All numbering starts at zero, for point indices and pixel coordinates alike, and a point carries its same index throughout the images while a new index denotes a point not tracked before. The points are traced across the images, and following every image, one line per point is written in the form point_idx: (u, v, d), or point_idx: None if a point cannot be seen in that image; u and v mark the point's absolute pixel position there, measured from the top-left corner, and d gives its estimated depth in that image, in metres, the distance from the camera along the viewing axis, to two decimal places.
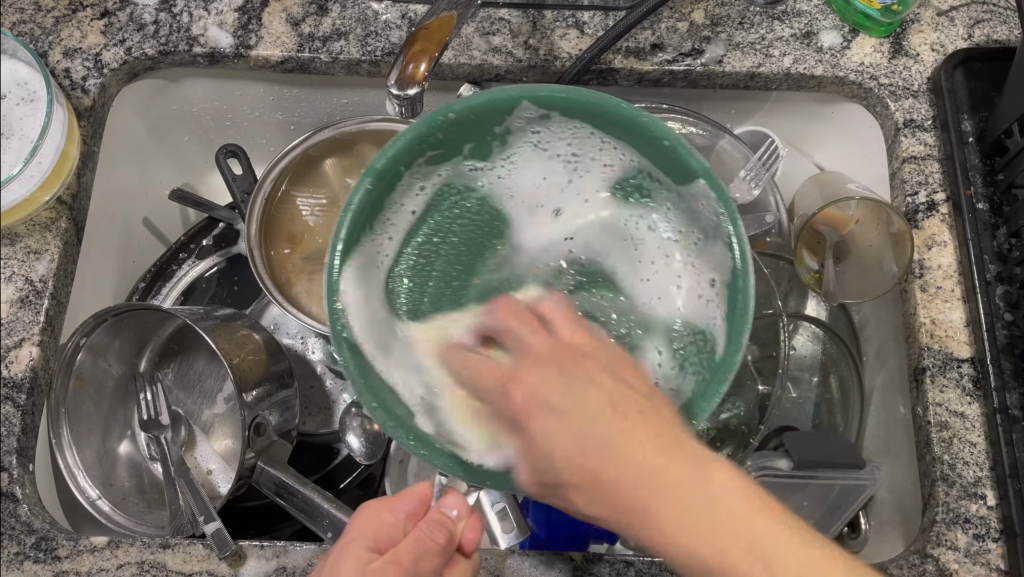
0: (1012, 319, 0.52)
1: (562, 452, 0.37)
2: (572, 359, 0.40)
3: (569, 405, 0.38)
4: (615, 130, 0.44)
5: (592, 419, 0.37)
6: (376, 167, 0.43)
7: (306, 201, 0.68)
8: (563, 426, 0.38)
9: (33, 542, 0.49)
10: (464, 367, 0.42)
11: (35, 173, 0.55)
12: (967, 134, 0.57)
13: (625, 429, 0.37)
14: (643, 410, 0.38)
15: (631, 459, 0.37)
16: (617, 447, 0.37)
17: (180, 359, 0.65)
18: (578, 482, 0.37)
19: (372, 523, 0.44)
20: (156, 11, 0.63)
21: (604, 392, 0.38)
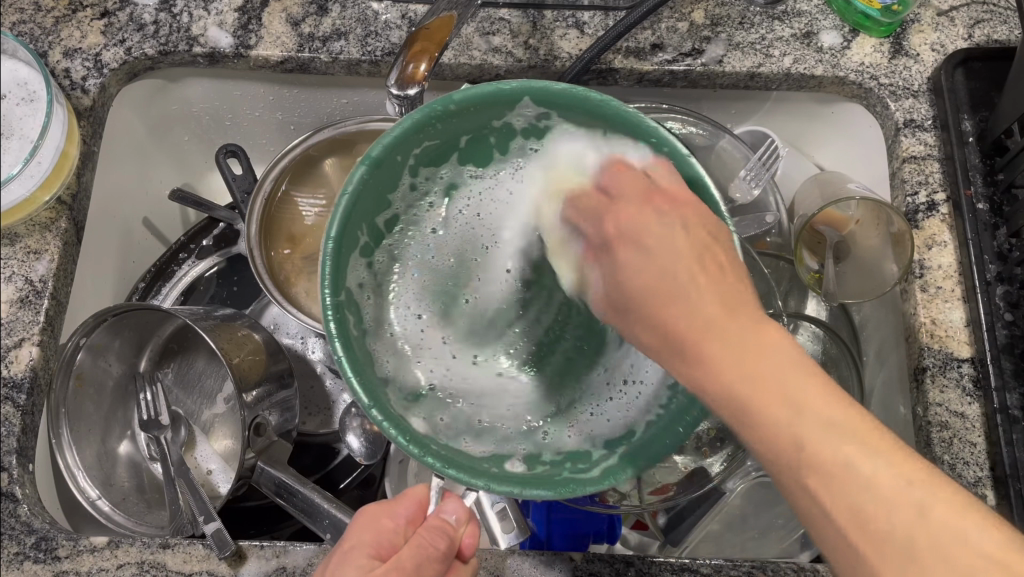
0: (1012, 319, 0.52)
1: (637, 280, 0.39)
2: (676, 203, 0.41)
3: (648, 270, 0.39)
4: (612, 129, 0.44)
5: (682, 267, 0.39)
6: (372, 156, 0.42)
7: (306, 202, 0.68)
8: (645, 268, 0.39)
9: (33, 542, 0.49)
10: (620, 189, 0.42)
11: (35, 174, 0.55)
12: (967, 134, 0.57)
13: (730, 344, 0.36)
14: (713, 253, 0.39)
15: (728, 340, 0.36)
16: (689, 284, 0.38)
17: (180, 359, 0.65)
18: (625, 298, 0.40)
19: (371, 529, 0.44)
20: (156, 11, 0.63)
21: (676, 243, 0.39)
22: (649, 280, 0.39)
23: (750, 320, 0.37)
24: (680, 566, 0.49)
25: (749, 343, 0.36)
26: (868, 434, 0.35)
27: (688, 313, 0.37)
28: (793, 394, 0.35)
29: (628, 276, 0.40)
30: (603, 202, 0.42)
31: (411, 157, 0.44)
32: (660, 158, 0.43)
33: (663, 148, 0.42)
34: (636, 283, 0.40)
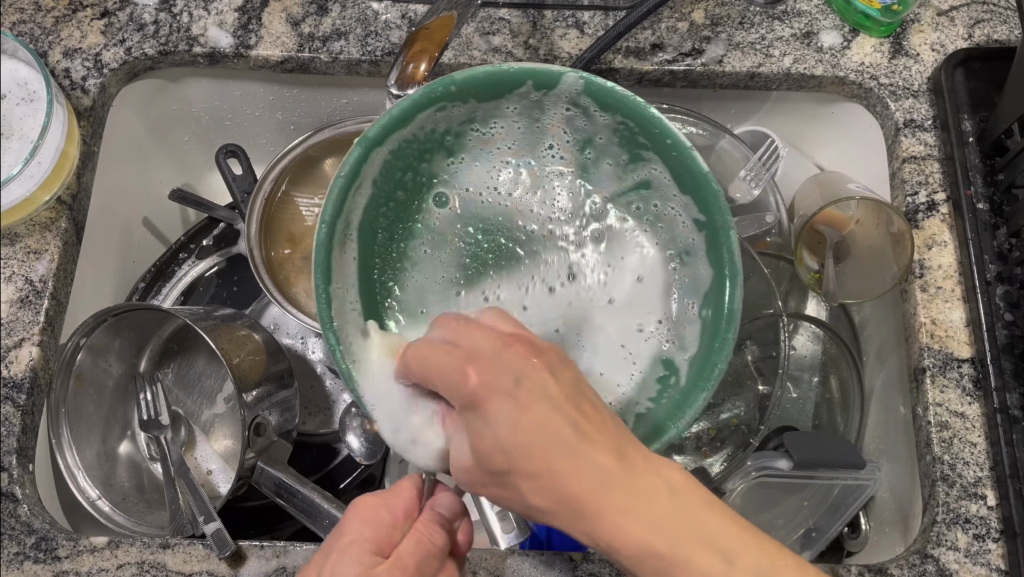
0: (1012, 319, 0.52)
1: (524, 461, 0.35)
2: (539, 350, 0.38)
3: (526, 418, 0.35)
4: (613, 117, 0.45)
5: (552, 411, 0.36)
6: (369, 136, 0.42)
7: (306, 202, 0.68)
8: (522, 424, 0.35)
9: (33, 542, 0.49)
10: (432, 364, 0.38)
11: (35, 174, 0.55)
12: (967, 134, 0.57)
13: (613, 510, 0.35)
14: (575, 395, 0.37)
15: (599, 485, 0.35)
16: (573, 447, 0.35)
17: (180, 360, 0.65)
18: (504, 460, 0.36)
19: (370, 524, 0.43)
20: (156, 11, 0.63)
21: (545, 386, 0.36)
22: (532, 438, 0.35)
23: (603, 455, 0.36)
24: None
25: (632, 499, 0.35)
26: (743, 538, 0.36)
27: (550, 473, 0.35)
28: (682, 506, 0.36)
29: (502, 430, 0.36)
30: (460, 356, 0.37)
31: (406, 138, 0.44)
32: (663, 146, 0.43)
33: (666, 138, 0.43)
34: (510, 442, 0.35)
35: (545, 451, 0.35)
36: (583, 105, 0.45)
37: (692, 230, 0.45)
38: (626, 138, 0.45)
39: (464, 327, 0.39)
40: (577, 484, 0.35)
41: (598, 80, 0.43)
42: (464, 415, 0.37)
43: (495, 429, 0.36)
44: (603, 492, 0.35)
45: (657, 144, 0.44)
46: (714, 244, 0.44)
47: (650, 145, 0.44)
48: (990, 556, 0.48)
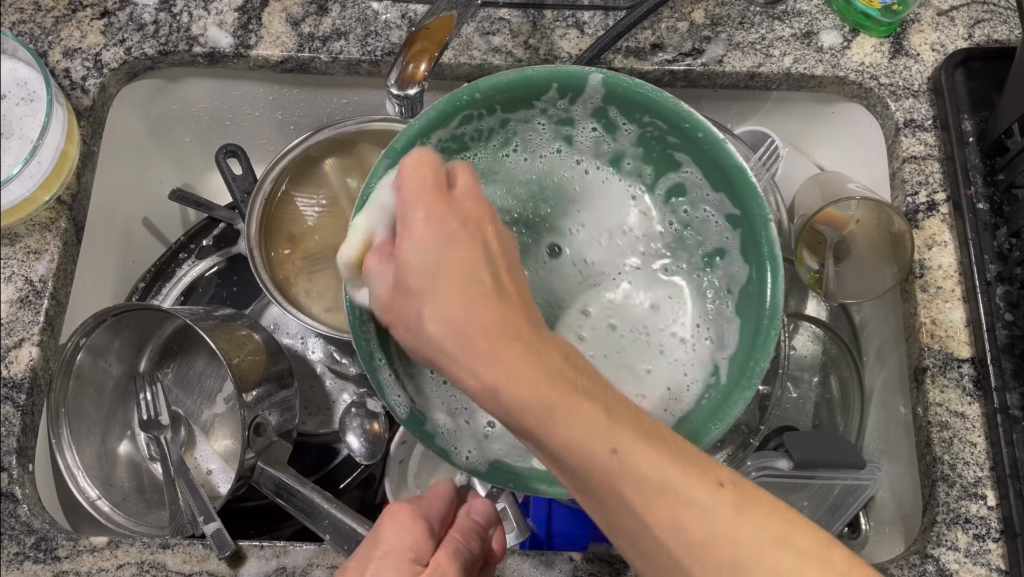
0: (1012, 319, 0.52)
1: (422, 253, 0.36)
2: (478, 227, 0.37)
3: (453, 259, 0.36)
4: (643, 117, 0.45)
5: (470, 244, 0.36)
6: (395, 148, 0.43)
7: (305, 202, 0.68)
8: (438, 254, 0.36)
9: (33, 542, 0.49)
10: (421, 184, 0.37)
11: (35, 173, 0.55)
12: (967, 134, 0.57)
13: (505, 358, 0.34)
14: (504, 277, 0.36)
15: (522, 350, 0.34)
16: (477, 304, 0.35)
17: (180, 360, 0.65)
18: (420, 283, 0.36)
19: (406, 530, 0.43)
20: (156, 11, 0.63)
21: (485, 247, 0.37)
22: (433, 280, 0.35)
23: (514, 318, 0.35)
24: None
25: (541, 365, 0.34)
26: (647, 427, 0.35)
27: (436, 307, 0.35)
28: (611, 437, 0.33)
29: (419, 250, 0.36)
30: (443, 198, 0.37)
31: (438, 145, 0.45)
32: (692, 147, 0.45)
33: (695, 134, 0.43)
34: (422, 265, 0.36)
35: (460, 274, 0.35)
36: (610, 106, 0.46)
37: (726, 229, 0.46)
38: (655, 138, 0.46)
39: (433, 176, 0.37)
40: (469, 323, 0.34)
41: (618, 76, 0.44)
42: (407, 220, 0.37)
43: (412, 246, 0.36)
44: (508, 343, 0.34)
45: (691, 140, 0.44)
46: (751, 240, 0.44)
47: (678, 141, 0.45)
48: (990, 556, 0.48)
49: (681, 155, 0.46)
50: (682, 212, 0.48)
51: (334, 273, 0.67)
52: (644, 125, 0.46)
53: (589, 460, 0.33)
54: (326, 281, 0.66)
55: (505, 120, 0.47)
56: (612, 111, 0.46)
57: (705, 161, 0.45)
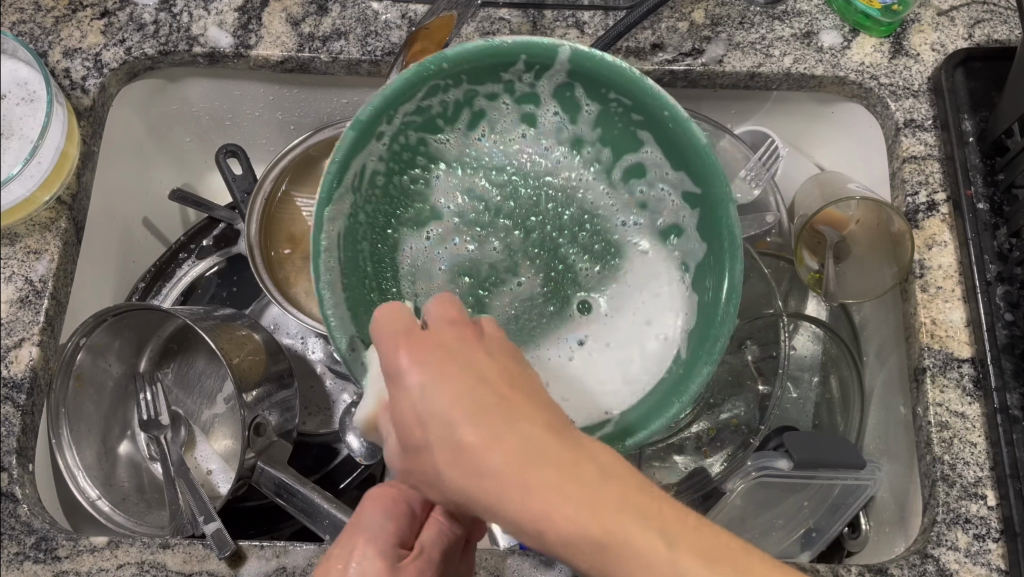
0: (1012, 319, 0.52)
1: (437, 408, 0.34)
2: (459, 358, 0.36)
3: (450, 369, 0.35)
4: (608, 92, 0.44)
5: (454, 376, 0.35)
6: (359, 119, 0.42)
7: (305, 202, 0.68)
8: (429, 379, 0.35)
9: (33, 542, 0.49)
10: (393, 337, 0.37)
11: (35, 174, 0.55)
12: (967, 134, 0.57)
13: (533, 483, 0.32)
14: (515, 383, 0.36)
15: (506, 427, 0.33)
16: (488, 427, 0.33)
17: (180, 359, 0.65)
18: (418, 417, 0.35)
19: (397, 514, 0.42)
20: (156, 11, 0.63)
21: (474, 364, 0.36)
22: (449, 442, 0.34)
23: (509, 418, 0.34)
24: None
25: (537, 459, 0.33)
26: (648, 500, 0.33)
27: (434, 411, 0.34)
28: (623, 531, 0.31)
29: (419, 406, 0.35)
30: (420, 339, 0.37)
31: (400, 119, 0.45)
32: (656, 124, 0.44)
33: (661, 109, 0.43)
34: (418, 416, 0.35)
35: (448, 427, 0.34)
36: (575, 80, 0.45)
37: (681, 207, 0.46)
38: (620, 113, 0.45)
39: (407, 333, 0.37)
40: (493, 444, 0.33)
41: (585, 49, 0.43)
42: (398, 390, 0.36)
43: (416, 402, 0.35)
44: (543, 469, 0.32)
45: (654, 117, 0.44)
46: (709, 216, 0.44)
47: (642, 116, 0.44)
48: (990, 556, 0.48)
49: (644, 132, 0.45)
50: (641, 191, 0.48)
51: None
52: (609, 100, 0.45)
53: (588, 550, 0.31)
54: None
55: (471, 93, 0.46)
56: (578, 89, 0.45)
57: (669, 136, 0.44)
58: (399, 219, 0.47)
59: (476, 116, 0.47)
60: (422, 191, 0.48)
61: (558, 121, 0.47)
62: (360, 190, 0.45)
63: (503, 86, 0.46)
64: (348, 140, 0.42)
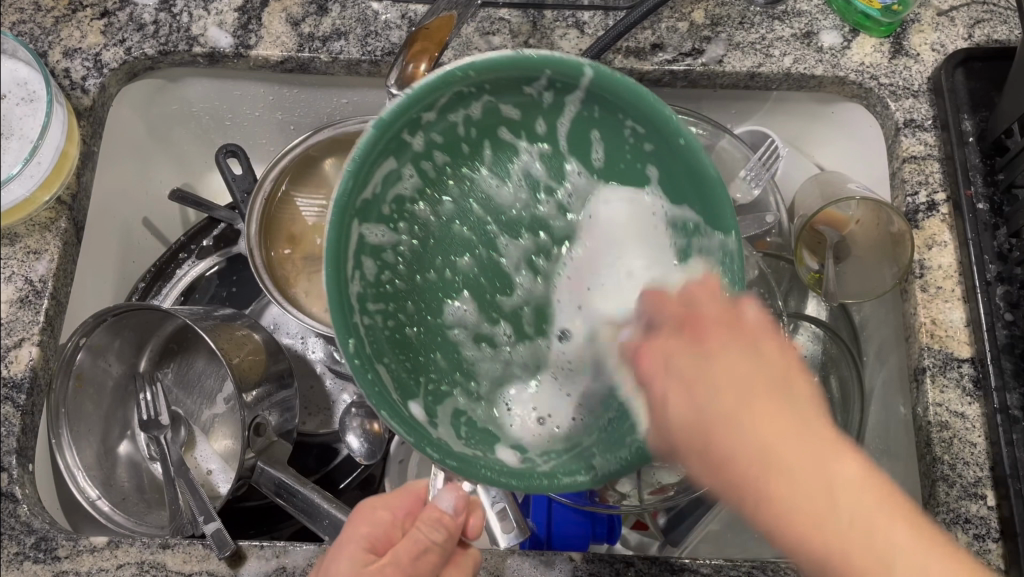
0: (1012, 319, 0.52)
1: (710, 415, 0.40)
2: (693, 331, 0.42)
3: (722, 368, 0.40)
4: (615, 110, 0.41)
5: (759, 357, 0.41)
6: (381, 121, 0.38)
7: (306, 202, 0.68)
8: (715, 397, 0.40)
9: (33, 542, 0.49)
10: (666, 319, 0.43)
11: (35, 174, 0.55)
12: (967, 134, 0.57)
13: (767, 422, 0.39)
14: (767, 381, 0.40)
15: (802, 429, 0.39)
16: (745, 409, 0.39)
17: (180, 359, 0.65)
18: (714, 428, 0.40)
19: (370, 522, 0.43)
20: (156, 11, 0.63)
21: (757, 360, 0.41)
22: (703, 398, 0.40)
23: (810, 432, 0.39)
24: (680, 566, 0.49)
25: (781, 416, 0.39)
26: (890, 502, 0.38)
27: (701, 404, 0.40)
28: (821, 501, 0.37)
29: (672, 411, 0.41)
30: (684, 313, 0.42)
31: (415, 138, 0.40)
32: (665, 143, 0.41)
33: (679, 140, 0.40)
34: (682, 418, 0.40)
35: (732, 427, 0.39)
36: (592, 104, 0.41)
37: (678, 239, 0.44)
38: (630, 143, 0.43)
39: (675, 304, 0.42)
40: (728, 408, 0.40)
41: (614, 71, 0.39)
42: (650, 396, 0.42)
43: (664, 407, 0.41)
44: (761, 412, 0.39)
45: (666, 144, 0.41)
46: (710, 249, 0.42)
47: (660, 143, 0.41)
48: (990, 557, 0.48)
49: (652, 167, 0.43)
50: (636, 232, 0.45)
51: None
52: (622, 126, 0.42)
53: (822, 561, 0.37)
54: None
55: (491, 107, 0.41)
56: (592, 122, 0.42)
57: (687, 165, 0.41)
58: (431, 264, 0.44)
59: (499, 149, 0.43)
60: (468, 237, 0.44)
61: (580, 176, 0.44)
62: (369, 211, 0.40)
63: (522, 107, 0.41)
64: (364, 143, 0.38)
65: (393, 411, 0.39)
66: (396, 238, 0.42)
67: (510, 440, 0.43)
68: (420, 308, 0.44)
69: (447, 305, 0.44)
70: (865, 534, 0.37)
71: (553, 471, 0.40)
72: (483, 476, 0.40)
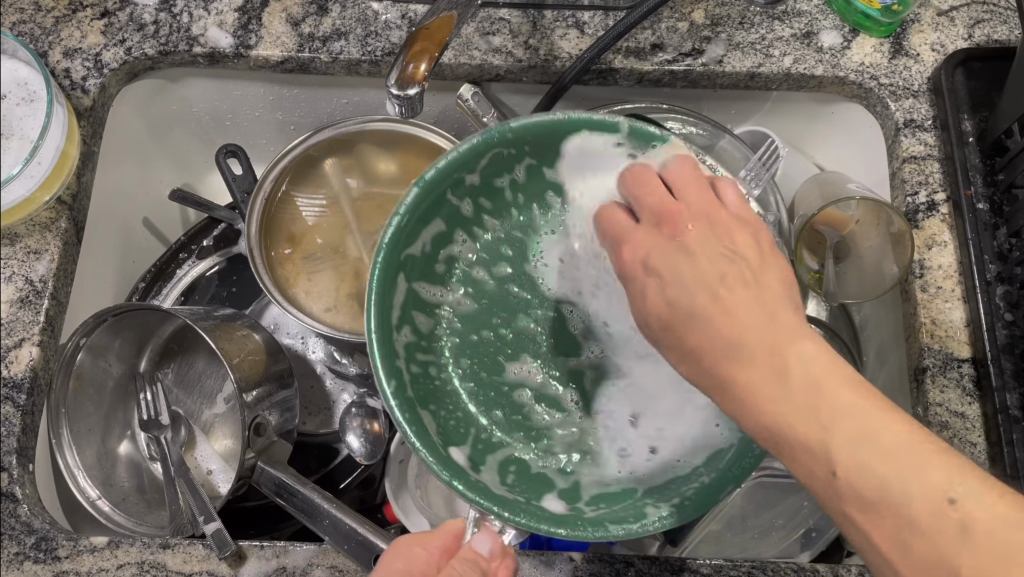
0: (1012, 319, 0.52)
1: (690, 294, 0.39)
2: (671, 220, 0.41)
3: (704, 264, 0.39)
4: (612, 162, 0.45)
5: (734, 250, 0.40)
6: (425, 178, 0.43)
7: (306, 202, 0.68)
8: (687, 272, 0.39)
9: (33, 542, 0.49)
10: (648, 196, 0.42)
11: (35, 173, 0.55)
12: (967, 134, 0.57)
13: (732, 304, 0.38)
14: (744, 270, 0.40)
15: (767, 311, 0.38)
16: (716, 309, 0.38)
17: (180, 359, 0.65)
18: (693, 329, 0.39)
19: (403, 560, 0.40)
20: (156, 11, 0.63)
21: (733, 249, 0.40)
22: (696, 284, 0.39)
23: (779, 323, 0.38)
24: (680, 566, 0.49)
25: (761, 309, 0.38)
26: (854, 386, 0.36)
27: (676, 286, 0.39)
28: (819, 417, 0.35)
29: (674, 302, 0.39)
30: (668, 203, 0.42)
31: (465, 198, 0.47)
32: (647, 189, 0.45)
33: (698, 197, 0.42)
34: (684, 306, 0.39)
35: (702, 324, 0.38)
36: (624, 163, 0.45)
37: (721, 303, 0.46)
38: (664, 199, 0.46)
39: (658, 183, 0.43)
40: (718, 296, 0.38)
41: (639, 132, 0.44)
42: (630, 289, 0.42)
43: (643, 303, 0.41)
44: (738, 294, 0.38)
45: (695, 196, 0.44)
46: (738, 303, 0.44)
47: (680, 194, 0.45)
48: None
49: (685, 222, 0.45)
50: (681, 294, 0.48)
51: (334, 274, 0.67)
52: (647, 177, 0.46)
53: (812, 462, 0.35)
54: (326, 281, 0.66)
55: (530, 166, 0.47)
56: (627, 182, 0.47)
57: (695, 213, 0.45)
58: (485, 324, 0.49)
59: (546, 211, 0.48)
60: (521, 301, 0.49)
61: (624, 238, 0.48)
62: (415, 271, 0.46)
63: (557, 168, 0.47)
64: (409, 200, 0.43)
65: (434, 450, 0.41)
66: (461, 301, 0.48)
67: (558, 488, 0.44)
68: (474, 365, 0.48)
69: (507, 366, 0.49)
70: (868, 432, 0.34)
71: (599, 519, 0.42)
72: (520, 518, 0.40)
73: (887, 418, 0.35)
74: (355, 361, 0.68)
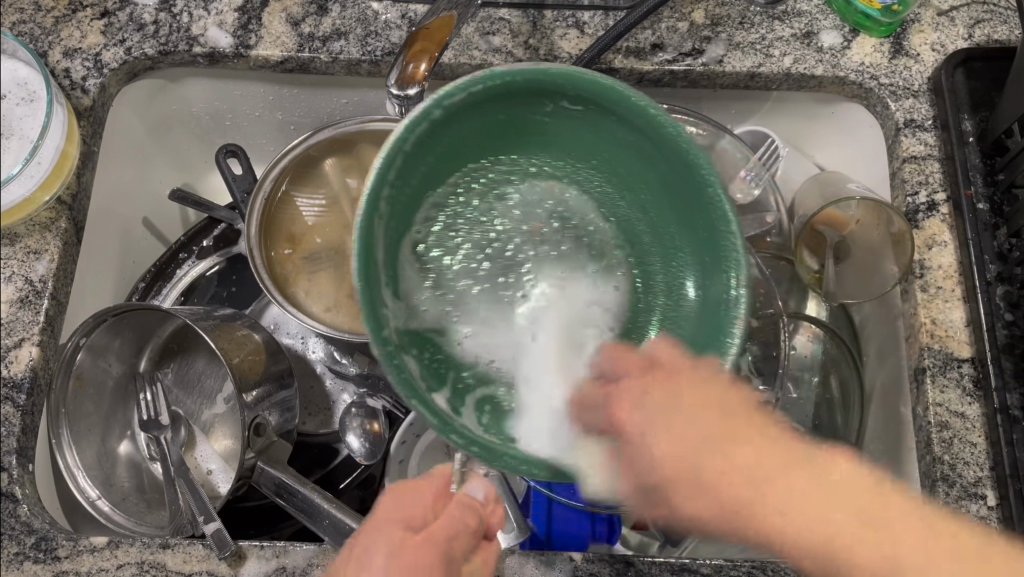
0: (1012, 319, 0.52)
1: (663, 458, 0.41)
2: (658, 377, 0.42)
3: (682, 427, 0.42)
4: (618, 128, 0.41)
5: (669, 408, 0.42)
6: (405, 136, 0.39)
7: (306, 202, 0.68)
8: (665, 448, 0.41)
9: (33, 542, 0.49)
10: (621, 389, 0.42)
11: (35, 174, 0.54)
12: (967, 134, 0.57)
13: (728, 484, 0.41)
14: (732, 417, 0.42)
15: (763, 467, 0.41)
16: (719, 446, 0.41)
17: (180, 359, 0.65)
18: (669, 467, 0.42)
19: (401, 507, 0.44)
20: (156, 11, 0.63)
21: (714, 412, 0.42)
22: (693, 452, 0.41)
23: (779, 460, 0.41)
24: (680, 566, 0.49)
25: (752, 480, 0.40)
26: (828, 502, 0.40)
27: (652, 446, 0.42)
28: (780, 508, 0.40)
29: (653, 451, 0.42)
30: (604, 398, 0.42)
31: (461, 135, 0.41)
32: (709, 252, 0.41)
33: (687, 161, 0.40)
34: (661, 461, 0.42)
35: (717, 473, 0.41)
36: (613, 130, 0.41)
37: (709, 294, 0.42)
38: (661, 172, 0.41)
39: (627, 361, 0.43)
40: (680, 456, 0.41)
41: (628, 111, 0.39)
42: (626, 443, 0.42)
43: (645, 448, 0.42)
44: (739, 445, 0.41)
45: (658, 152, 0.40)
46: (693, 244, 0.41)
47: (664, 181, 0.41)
48: None
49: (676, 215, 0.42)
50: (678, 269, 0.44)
51: (334, 274, 0.67)
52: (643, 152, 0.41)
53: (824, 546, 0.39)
54: (326, 282, 0.66)
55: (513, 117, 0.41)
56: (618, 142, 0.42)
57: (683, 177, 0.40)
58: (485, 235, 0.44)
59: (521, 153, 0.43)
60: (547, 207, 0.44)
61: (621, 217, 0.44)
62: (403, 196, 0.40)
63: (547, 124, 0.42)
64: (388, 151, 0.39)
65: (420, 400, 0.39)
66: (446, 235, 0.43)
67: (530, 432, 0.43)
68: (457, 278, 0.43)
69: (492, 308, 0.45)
70: (777, 524, 0.40)
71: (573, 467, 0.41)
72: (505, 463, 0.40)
73: (875, 506, 0.40)
74: (355, 361, 0.68)
